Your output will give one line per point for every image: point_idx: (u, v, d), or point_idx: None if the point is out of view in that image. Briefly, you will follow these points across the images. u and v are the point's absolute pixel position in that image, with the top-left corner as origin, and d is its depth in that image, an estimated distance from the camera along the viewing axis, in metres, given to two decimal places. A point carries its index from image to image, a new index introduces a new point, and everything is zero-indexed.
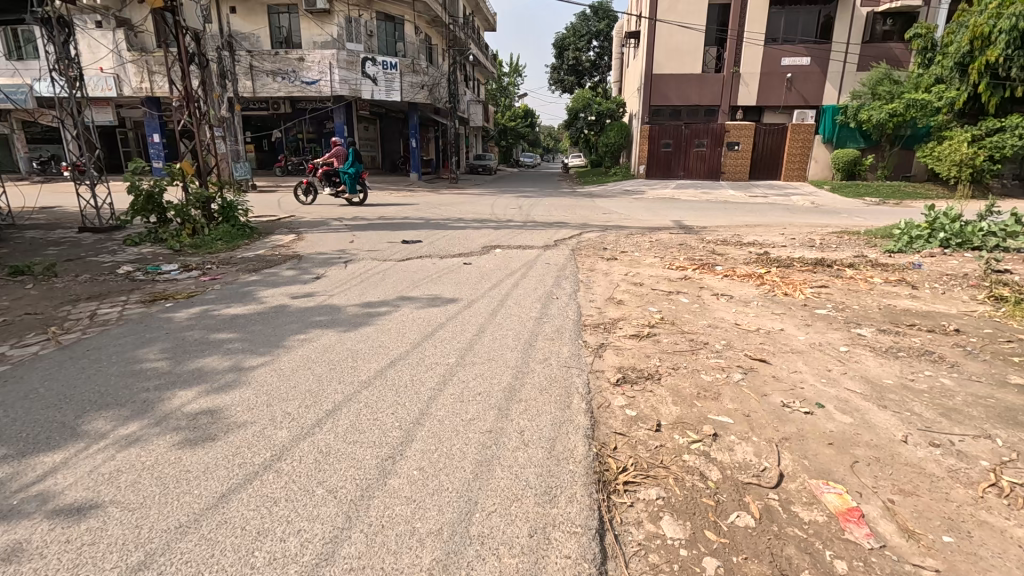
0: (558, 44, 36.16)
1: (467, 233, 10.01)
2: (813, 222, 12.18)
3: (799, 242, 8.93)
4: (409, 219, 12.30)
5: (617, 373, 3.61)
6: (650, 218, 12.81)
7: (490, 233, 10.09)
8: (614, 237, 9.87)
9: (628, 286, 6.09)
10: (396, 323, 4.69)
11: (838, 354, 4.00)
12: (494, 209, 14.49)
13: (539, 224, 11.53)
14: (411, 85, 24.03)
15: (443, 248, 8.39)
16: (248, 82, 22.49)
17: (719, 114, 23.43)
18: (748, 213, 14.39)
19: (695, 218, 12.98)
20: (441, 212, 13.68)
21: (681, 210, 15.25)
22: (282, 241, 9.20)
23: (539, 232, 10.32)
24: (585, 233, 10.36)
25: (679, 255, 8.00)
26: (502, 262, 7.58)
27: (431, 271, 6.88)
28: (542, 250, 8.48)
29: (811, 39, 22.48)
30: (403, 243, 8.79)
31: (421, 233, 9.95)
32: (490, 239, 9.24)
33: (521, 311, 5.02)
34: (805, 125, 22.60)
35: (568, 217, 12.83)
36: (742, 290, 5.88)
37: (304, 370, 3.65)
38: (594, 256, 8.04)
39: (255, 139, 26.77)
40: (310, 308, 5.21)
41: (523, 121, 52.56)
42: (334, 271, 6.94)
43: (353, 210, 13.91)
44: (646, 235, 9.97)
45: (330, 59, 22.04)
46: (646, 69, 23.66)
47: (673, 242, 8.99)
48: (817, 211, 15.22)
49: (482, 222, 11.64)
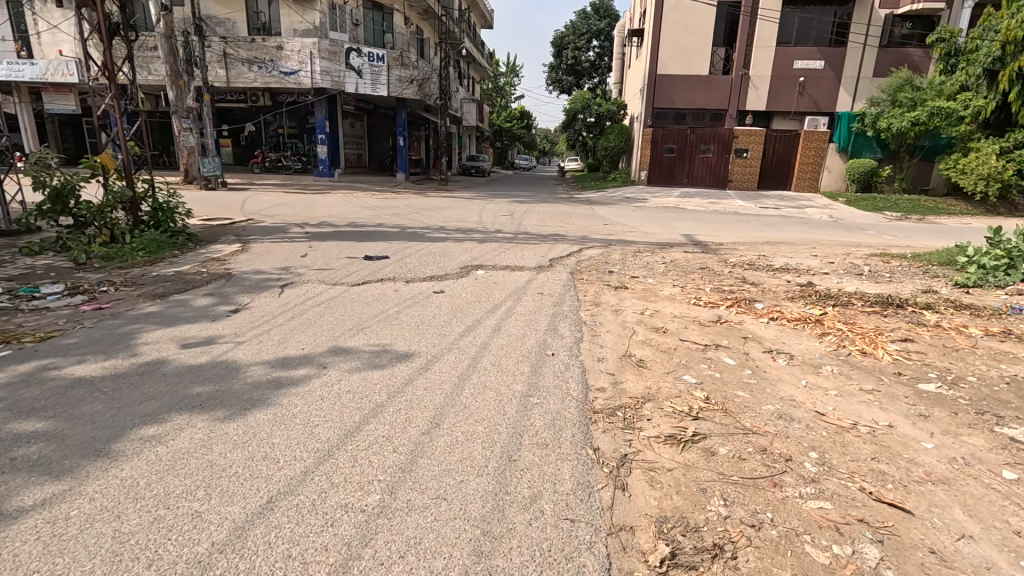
0: (557, 43, 34.83)
1: (447, 247, 8.48)
2: (841, 241, 10.80)
3: (844, 270, 7.47)
4: (383, 226, 10.75)
5: (659, 541, 2.07)
6: (657, 231, 11.38)
7: (473, 247, 8.58)
8: (620, 255, 8.39)
9: (648, 334, 4.55)
10: (311, 403, 3.10)
11: (1010, 488, 2.45)
12: (482, 217, 12.96)
13: (532, 235, 10.04)
14: (399, 79, 22.49)
15: (413, 266, 6.86)
16: (220, 70, 20.82)
17: (726, 119, 22.05)
18: (763, 228, 12.97)
19: (708, 233, 11.57)
20: (421, 218, 12.13)
21: (689, 221, 13.84)
22: (219, 253, 7.60)
23: (532, 247, 8.80)
24: (584, 249, 8.86)
25: (703, 283, 6.51)
26: (484, 288, 6.01)
27: (389, 303, 5.32)
28: (533, 272, 6.94)
29: (826, 42, 21.19)
30: (365, 260, 7.22)
31: (392, 246, 8.39)
32: (472, 256, 7.71)
33: (500, 382, 3.43)
34: (817, 133, 21.20)
35: (565, 228, 11.34)
36: (803, 345, 4.35)
37: (104, 527, 2.04)
38: (599, 282, 6.54)
39: (232, 132, 25.08)
40: (197, 367, 3.59)
41: (519, 122, 51.16)
42: (262, 300, 5.34)
43: (323, 214, 12.35)
44: (657, 254, 8.49)
45: (311, 48, 20.43)
46: (650, 69, 22.27)
47: (692, 265, 7.47)
48: (838, 226, 13.87)
49: (467, 233, 10.10)
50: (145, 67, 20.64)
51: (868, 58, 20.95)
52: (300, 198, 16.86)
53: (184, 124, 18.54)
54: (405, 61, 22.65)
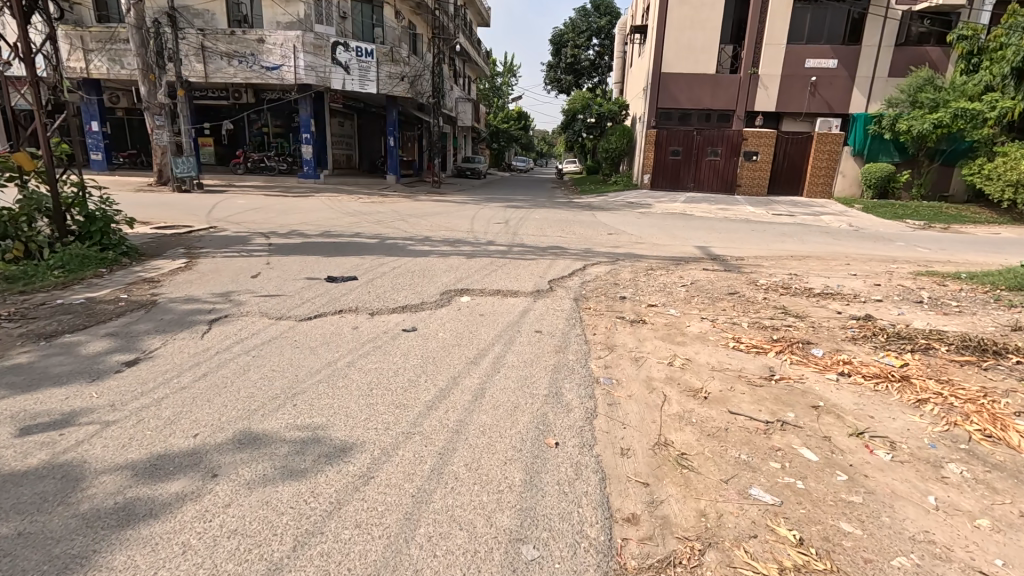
0: (556, 41, 33.78)
1: (428, 264, 7.29)
2: (876, 256, 9.64)
3: (898, 296, 6.31)
4: (361, 236, 9.57)
5: None
6: (667, 242, 10.23)
7: (460, 264, 7.39)
8: (631, 275, 7.22)
9: (686, 403, 3.34)
10: (162, 567, 1.88)
11: None
12: (475, 224, 11.80)
13: (528, 248, 8.85)
14: (389, 76, 21.28)
15: (383, 292, 5.66)
16: (197, 64, 19.53)
17: (733, 120, 20.97)
18: (783, 239, 11.85)
19: (724, 245, 10.44)
20: (406, 226, 10.93)
21: (701, 230, 12.73)
22: (155, 272, 6.39)
23: (529, 263, 7.61)
24: (589, 266, 7.67)
25: (738, 315, 5.32)
26: (468, 323, 4.80)
27: (343, 347, 4.10)
28: (530, 299, 5.72)
29: (839, 40, 20.11)
30: (329, 282, 6.03)
31: (366, 263, 7.19)
32: (458, 276, 6.51)
33: (476, 513, 2.21)
34: (831, 135, 20.02)
35: (566, 238, 10.19)
36: (901, 423, 3.14)
37: None
38: (609, 313, 5.35)
39: (213, 131, 23.89)
40: (17, 475, 2.37)
41: (517, 123, 50.00)
42: (177, 344, 4.09)
43: (296, 221, 11.14)
44: (672, 273, 7.33)
45: (295, 42, 19.20)
46: (654, 67, 21.14)
47: (717, 290, 6.27)
48: (859, 236, 12.78)
49: (454, 245, 8.90)
50: (118, 61, 19.47)
51: (884, 57, 19.89)
52: (280, 201, 15.65)
53: (156, 121, 17.30)
54: (395, 56, 21.42)
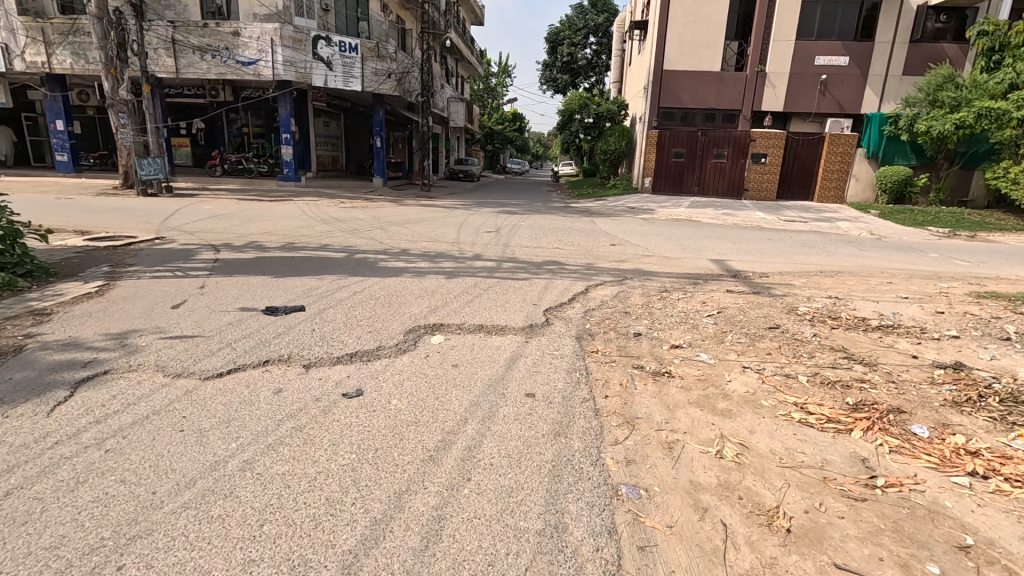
0: (552, 39, 32.68)
1: (399, 286, 6.05)
2: (917, 272, 8.46)
3: (977, 331, 5.10)
4: (328, 248, 8.32)
5: None
6: (678, 256, 9.05)
7: (437, 285, 6.16)
8: (643, 301, 6.02)
9: (763, 547, 2.11)
10: None
11: None
12: (462, 233, 10.60)
13: (520, 263, 7.62)
14: (375, 72, 20.07)
15: (330, 330, 4.39)
16: (168, 59, 18.20)
17: (739, 120, 19.91)
18: (805, 249, 10.67)
19: (743, 259, 9.28)
20: (383, 236, 9.69)
21: (711, 240, 11.56)
22: (53, 301, 5.12)
23: (519, 285, 6.39)
24: (592, 288, 6.44)
25: (792, 364, 4.07)
26: (434, 381, 3.54)
27: (248, 431, 2.83)
28: (520, 339, 4.48)
29: (850, 36, 19.10)
30: (269, 315, 4.80)
31: (323, 286, 5.96)
32: (432, 304, 5.27)
33: None
34: (845, 136, 18.65)
35: (565, 250, 8.99)
36: None
37: None
38: (623, 361, 4.11)
39: (189, 131, 22.64)
40: None
41: (512, 125, 48.79)
42: (4, 427, 2.82)
43: (259, 230, 9.87)
44: (692, 298, 6.14)
45: (272, 35, 17.93)
46: (655, 64, 20.04)
47: (755, 324, 5.05)
48: (885, 247, 11.64)
49: (434, 260, 7.68)
50: (82, 55, 18.14)
51: (898, 55, 18.89)
52: (251, 207, 14.38)
53: (120, 120, 16.02)
54: (381, 52, 20.18)
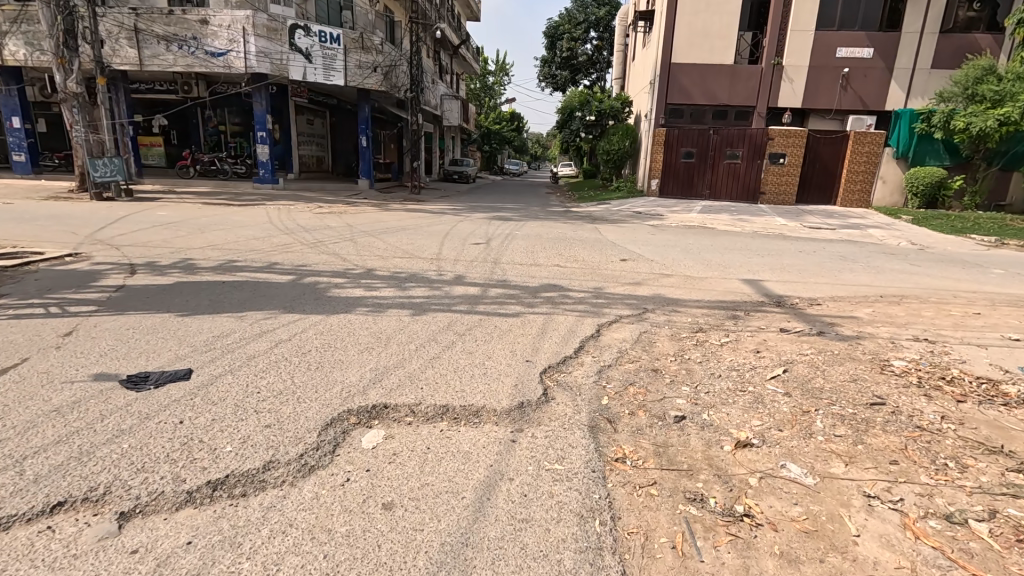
0: (551, 34, 31.16)
1: (343, 329, 4.44)
2: (1000, 297, 6.87)
3: None
4: (273, 270, 6.72)
5: None
6: (705, 277, 7.49)
7: (398, 326, 4.56)
8: (674, 352, 4.46)
9: None
10: None
11: None
12: (446, 246, 9.06)
13: (511, 290, 6.06)
14: (358, 66, 18.49)
15: (204, 426, 2.81)
16: (130, 49, 16.59)
17: (754, 118, 18.46)
18: (849, 264, 9.11)
19: (783, 279, 7.69)
20: (350, 251, 8.13)
21: (736, 253, 10.01)
22: None
23: (509, 324, 4.80)
24: (604, 328, 4.86)
25: (947, 495, 2.47)
26: (338, 559, 1.95)
27: None
28: (502, 435, 2.88)
29: (875, 26, 17.60)
30: (129, 389, 3.20)
31: (240, 329, 4.38)
32: (382, 365, 3.68)
33: None
34: (872, 134, 17.04)
35: (567, 268, 7.44)
36: None
37: None
38: (670, 487, 2.50)
39: (162, 129, 21.07)
40: None
41: (509, 125, 47.38)
42: None
43: (202, 244, 8.27)
44: (740, 346, 4.59)
45: (244, 23, 16.32)
46: (662, 57, 18.52)
47: (846, 397, 3.49)
48: (937, 259, 10.06)
49: (403, 284, 6.13)
50: (36, 45, 16.56)
51: (926, 47, 17.42)
52: (214, 213, 12.83)
53: (71, 116, 14.41)
54: (366, 43, 18.60)
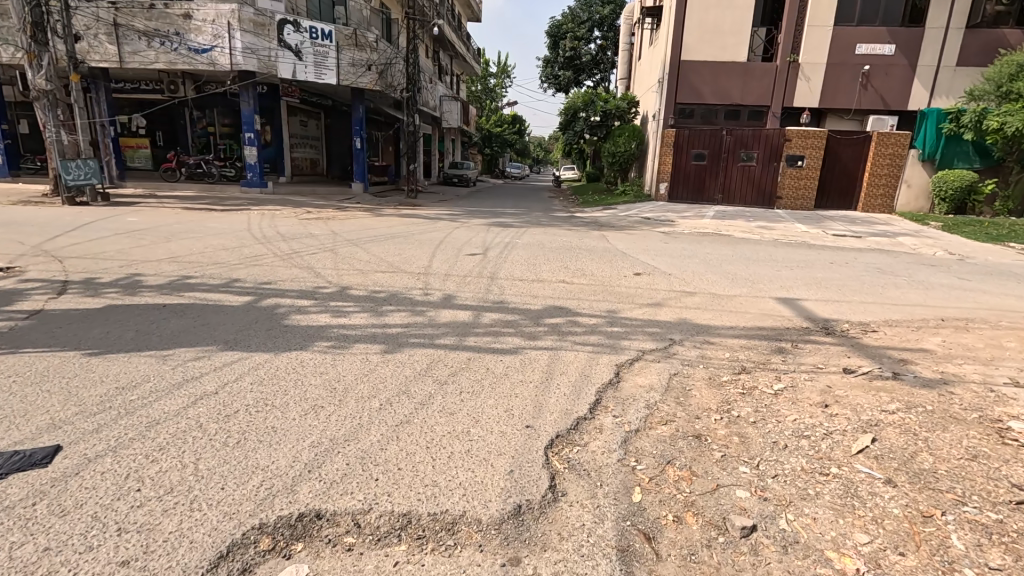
0: (553, 33, 30.29)
1: (290, 376, 3.44)
2: None
3: None
4: (231, 288, 5.74)
5: None
6: (734, 296, 6.50)
7: (361, 371, 3.56)
8: (717, 405, 3.46)
9: None
10: None
11: None
12: (438, 257, 8.11)
13: (508, 315, 5.06)
14: (351, 63, 17.56)
15: (22, 571, 1.80)
16: (110, 46, 15.71)
17: (769, 118, 17.48)
18: (891, 278, 8.11)
19: (822, 298, 6.69)
20: (328, 264, 7.17)
21: (760, 264, 9.03)
22: None
23: (504, 365, 3.79)
24: (625, 370, 3.86)
25: None
26: None
27: None
28: (488, 574, 1.88)
29: (897, 21, 16.62)
30: None
31: (158, 376, 3.39)
32: (328, 440, 2.68)
33: None
34: (896, 135, 15.99)
35: (575, 285, 6.46)
36: None
37: None
38: None
39: (148, 130, 20.18)
40: None
41: (511, 128, 46.61)
42: None
43: (160, 255, 7.31)
44: (801, 398, 3.56)
45: (229, 18, 15.41)
46: (672, 54, 17.56)
47: (976, 488, 2.48)
48: (984, 272, 9.05)
49: (381, 308, 5.15)
50: (10, 41, 15.69)
51: (951, 43, 16.44)
52: (191, 219, 11.91)
53: (42, 115, 13.48)
54: (360, 40, 17.67)
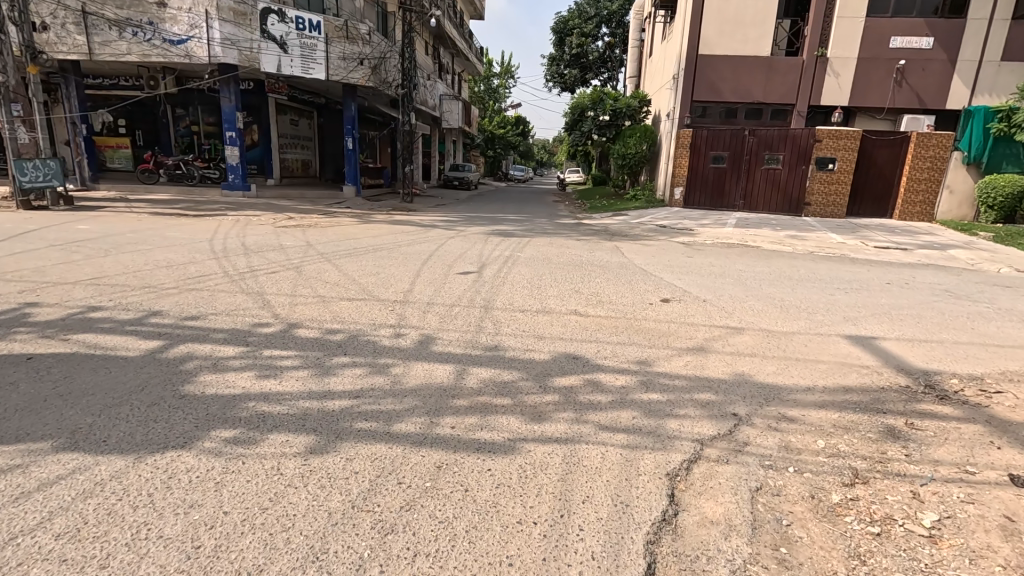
0: (558, 30, 28.93)
1: (130, 518, 2.05)
2: None
3: None
4: (140, 328, 4.36)
5: None
6: (792, 333, 5.14)
7: (256, 502, 2.17)
8: (847, 569, 2.05)
9: None
10: None
11: None
12: (423, 275, 6.79)
13: (503, 372, 3.67)
14: (342, 57, 16.24)
15: None
16: (79, 37, 14.48)
17: (794, 118, 16.09)
18: (967, 304, 6.75)
19: (901, 334, 5.32)
20: (284, 288, 5.84)
21: (804, 284, 7.68)
22: None
23: (492, 481, 2.40)
24: (682, 490, 2.46)
25: None
26: None
27: None
28: None
29: (936, 11, 15.17)
30: None
31: None
32: None
33: None
34: (939, 136, 14.53)
35: (591, 318, 5.10)
36: None
37: None
38: None
39: (128, 130, 18.94)
40: None
41: (514, 129, 45.25)
42: None
43: (79, 276, 5.96)
44: (981, 554, 2.15)
45: (207, 6, 14.10)
46: (688, 48, 16.16)
47: None
48: None
49: (330, 360, 3.77)
50: None
51: (997, 35, 14.97)
52: (153, 226, 10.63)
53: None
54: (351, 32, 16.33)
